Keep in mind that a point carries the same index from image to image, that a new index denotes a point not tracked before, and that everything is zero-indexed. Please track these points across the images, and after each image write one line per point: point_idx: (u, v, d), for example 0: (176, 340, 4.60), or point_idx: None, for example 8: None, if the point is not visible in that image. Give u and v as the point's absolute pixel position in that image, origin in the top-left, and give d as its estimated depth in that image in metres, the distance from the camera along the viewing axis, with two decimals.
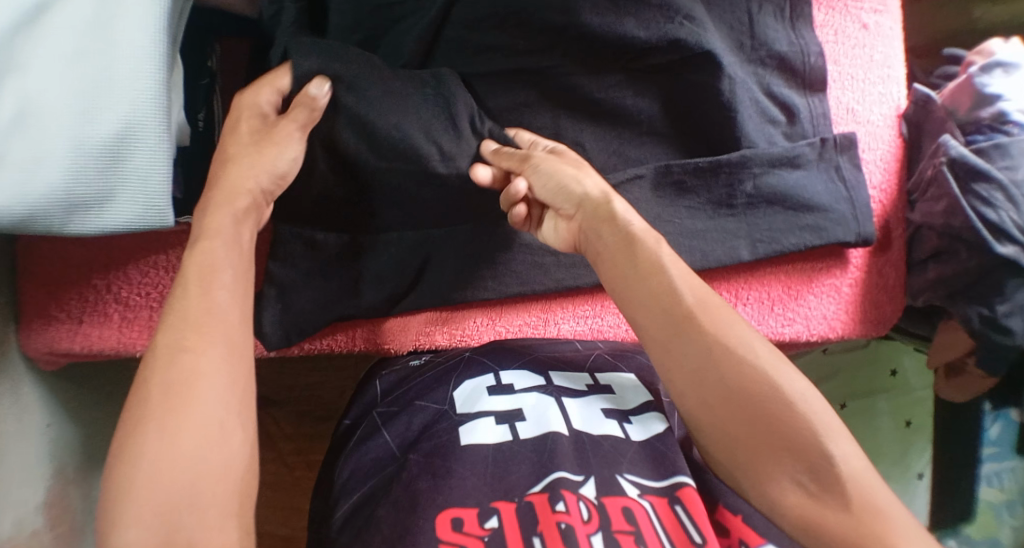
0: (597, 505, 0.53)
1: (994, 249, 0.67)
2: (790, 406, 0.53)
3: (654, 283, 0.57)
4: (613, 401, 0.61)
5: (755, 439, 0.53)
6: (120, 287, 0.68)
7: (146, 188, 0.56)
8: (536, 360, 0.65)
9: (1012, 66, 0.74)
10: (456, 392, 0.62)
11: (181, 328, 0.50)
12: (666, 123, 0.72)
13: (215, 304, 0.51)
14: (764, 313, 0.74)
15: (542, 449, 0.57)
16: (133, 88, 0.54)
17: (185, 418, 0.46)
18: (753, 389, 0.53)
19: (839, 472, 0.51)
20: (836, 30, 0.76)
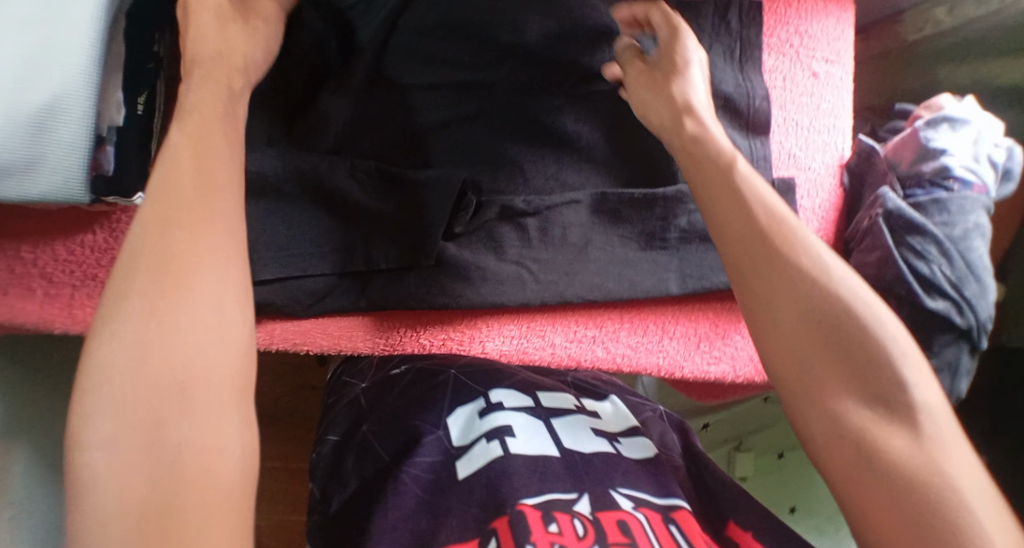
0: (592, 520, 0.56)
1: (923, 302, 0.68)
2: (861, 340, 0.53)
3: (742, 217, 0.57)
4: (600, 425, 0.68)
5: (817, 370, 0.53)
6: (46, 261, 0.69)
7: (68, 162, 0.56)
8: (524, 383, 0.72)
9: (959, 121, 0.74)
10: (451, 417, 0.67)
11: (175, 205, 0.47)
12: (604, 152, 0.73)
13: (209, 233, 0.47)
14: (689, 349, 0.75)
15: (534, 465, 0.60)
16: (69, 63, 0.55)
17: (190, 238, 0.46)
18: (830, 315, 0.54)
19: (911, 402, 0.51)
20: (785, 77, 0.76)
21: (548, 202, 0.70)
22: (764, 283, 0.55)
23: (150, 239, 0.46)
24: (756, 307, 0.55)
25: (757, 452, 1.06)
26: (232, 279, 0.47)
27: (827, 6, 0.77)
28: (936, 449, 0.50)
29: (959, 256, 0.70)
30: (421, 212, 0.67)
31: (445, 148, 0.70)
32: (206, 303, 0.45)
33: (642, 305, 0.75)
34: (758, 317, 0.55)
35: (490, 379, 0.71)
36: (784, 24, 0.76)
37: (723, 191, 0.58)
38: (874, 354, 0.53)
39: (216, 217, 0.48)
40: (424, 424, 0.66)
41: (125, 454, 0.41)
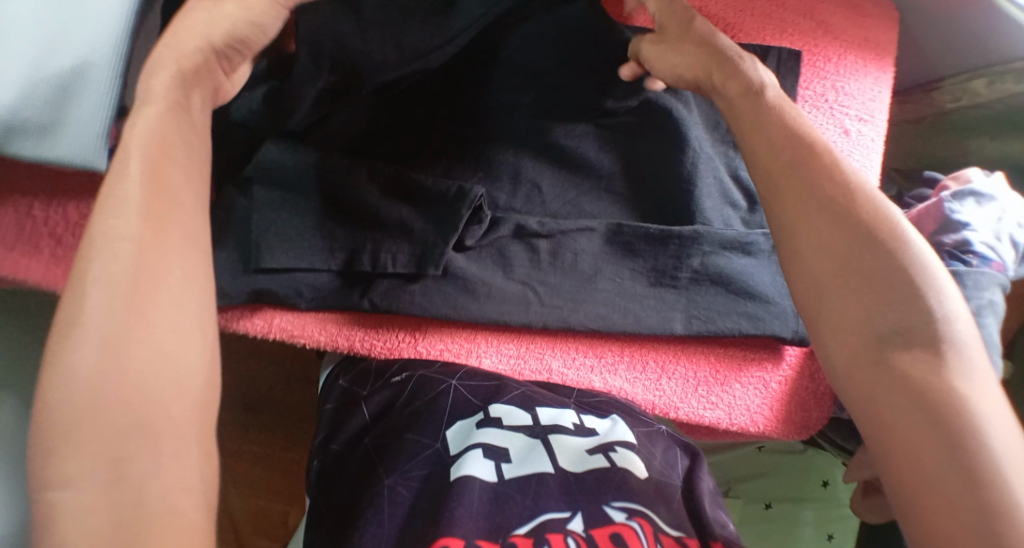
0: (585, 538, 0.54)
1: None
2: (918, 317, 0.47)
3: (774, 116, 0.56)
4: (597, 440, 0.64)
5: (856, 298, 0.49)
6: (57, 222, 0.69)
7: (86, 128, 0.56)
8: (523, 397, 0.68)
9: (985, 197, 0.74)
10: (450, 432, 0.64)
11: (122, 213, 0.45)
12: (620, 182, 0.72)
13: (164, 253, 0.45)
14: (687, 391, 0.74)
15: (528, 487, 0.59)
16: (97, 32, 0.55)
17: (149, 249, 0.44)
18: (890, 284, 0.48)
19: (948, 332, 0.47)
20: (817, 130, 0.75)
21: (561, 226, 0.70)
22: (821, 252, 0.50)
23: (103, 249, 0.44)
24: (823, 277, 0.50)
25: (745, 500, 1.02)
26: (193, 302, 0.45)
27: (867, 66, 0.77)
28: (971, 385, 0.45)
29: None
30: (440, 228, 0.67)
31: (471, 161, 0.70)
32: (156, 325, 0.43)
33: (643, 341, 0.74)
34: (792, 243, 0.52)
35: (490, 394, 0.67)
36: (821, 78, 0.76)
37: (792, 163, 0.53)
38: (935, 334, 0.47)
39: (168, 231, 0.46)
40: (421, 437, 0.63)
41: (89, 486, 0.39)
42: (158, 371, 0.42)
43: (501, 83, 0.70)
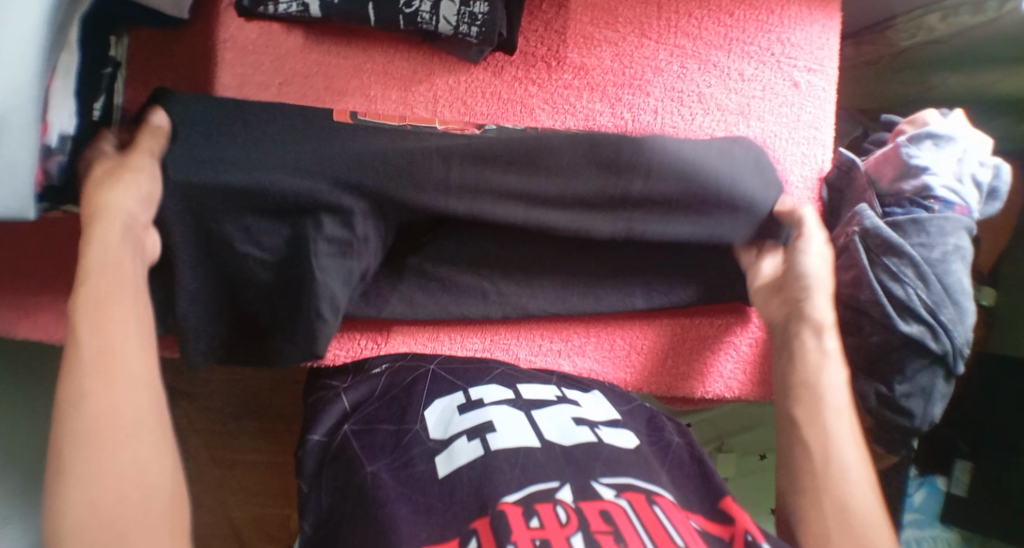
0: (574, 509, 0.51)
1: (897, 327, 0.67)
2: (836, 471, 0.57)
3: (805, 325, 0.64)
4: (581, 413, 0.63)
5: (794, 462, 0.59)
6: (6, 269, 0.67)
7: (11, 177, 0.54)
8: (502, 377, 0.68)
9: (943, 138, 0.70)
10: (428, 412, 0.63)
11: (88, 310, 0.49)
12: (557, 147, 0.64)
13: (118, 326, 0.49)
14: (658, 366, 0.74)
15: (515, 459, 0.56)
16: (10, 72, 0.52)
17: (113, 329, 0.49)
18: (824, 490, 0.57)
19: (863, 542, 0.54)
20: (765, 86, 0.73)
21: (480, 187, 0.58)
22: (793, 410, 0.61)
23: (90, 335, 0.48)
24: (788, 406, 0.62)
25: (739, 453, 1.01)
26: (149, 386, 0.49)
27: (812, 15, 0.74)
28: None
29: (936, 279, 0.68)
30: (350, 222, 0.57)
31: (366, 137, 0.58)
32: (106, 406, 0.46)
33: (609, 319, 0.73)
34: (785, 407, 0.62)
35: (470, 376, 0.67)
36: (765, 33, 0.73)
37: (795, 404, 0.61)
38: (877, 542, 0.55)
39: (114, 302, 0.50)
40: (399, 425, 0.63)
41: None
42: (137, 427, 0.47)
43: (445, 76, 0.70)
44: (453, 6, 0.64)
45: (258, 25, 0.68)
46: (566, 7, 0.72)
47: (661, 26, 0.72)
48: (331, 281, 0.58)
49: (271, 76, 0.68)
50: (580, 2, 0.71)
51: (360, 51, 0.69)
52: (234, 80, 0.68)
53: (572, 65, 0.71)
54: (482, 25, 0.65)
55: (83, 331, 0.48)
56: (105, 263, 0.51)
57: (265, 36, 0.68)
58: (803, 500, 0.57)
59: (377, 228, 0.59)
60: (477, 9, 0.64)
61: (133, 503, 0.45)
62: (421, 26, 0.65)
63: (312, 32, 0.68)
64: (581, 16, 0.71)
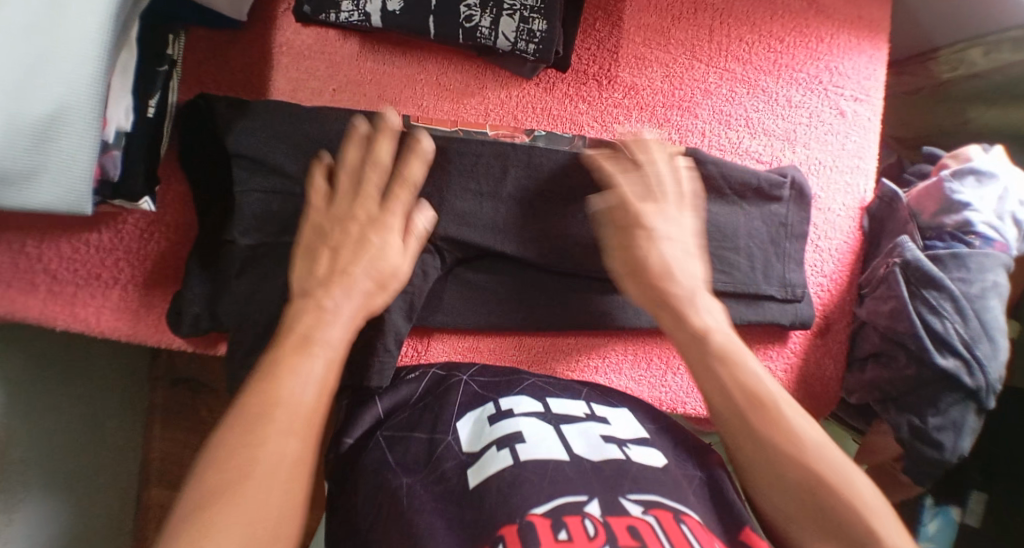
0: (603, 523, 0.51)
1: (934, 361, 0.67)
2: (791, 429, 0.53)
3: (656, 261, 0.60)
4: (611, 429, 0.62)
5: (742, 438, 0.54)
6: (51, 257, 0.67)
7: (69, 172, 0.54)
8: (533, 388, 0.66)
9: (986, 175, 0.71)
10: (460, 423, 0.62)
11: (310, 288, 0.53)
12: (587, 183, 0.67)
13: (327, 320, 0.52)
14: (692, 386, 0.74)
15: (544, 471, 0.55)
16: (75, 71, 0.52)
17: (323, 316, 0.52)
18: (782, 463, 0.52)
19: (854, 504, 0.50)
20: (812, 113, 0.74)
21: (529, 230, 0.67)
22: (709, 373, 0.56)
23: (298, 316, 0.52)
24: (694, 366, 0.57)
25: None
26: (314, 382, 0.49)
27: (860, 44, 0.75)
28: None
29: (974, 315, 0.69)
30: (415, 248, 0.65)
31: (443, 164, 0.65)
32: (234, 544, 0.41)
33: (646, 338, 0.74)
34: (699, 370, 0.56)
35: (503, 387, 0.66)
36: (814, 60, 0.74)
37: (700, 363, 0.57)
38: (838, 483, 0.51)
39: (296, 385, 0.48)
40: (431, 435, 0.61)
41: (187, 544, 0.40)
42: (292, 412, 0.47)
43: (497, 90, 0.70)
44: (512, 22, 0.65)
45: (315, 30, 0.68)
46: (619, 26, 0.72)
47: (712, 50, 0.73)
48: (395, 316, 0.65)
49: (325, 82, 0.68)
50: (633, 22, 0.72)
51: (414, 62, 0.69)
52: (289, 84, 0.68)
53: (622, 84, 0.72)
54: (540, 42, 0.65)
55: (259, 388, 0.47)
56: (287, 389, 0.48)
57: (321, 42, 0.68)
58: (767, 488, 0.52)
59: (439, 266, 0.66)
60: (536, 27, 0.65)
61: (280, 475, 0.44)
62: (480, 41, 0.66)
63: (367, 39, 0.69)
64: (633, 36, 0.72)
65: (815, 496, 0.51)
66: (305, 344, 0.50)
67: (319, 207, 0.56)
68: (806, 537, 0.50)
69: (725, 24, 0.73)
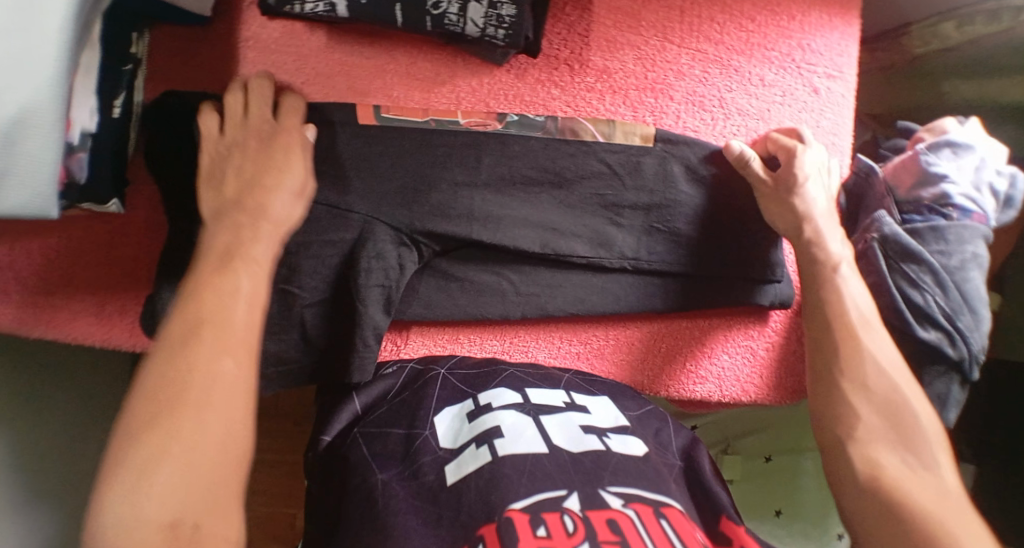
0: (582, 519, 0.51)
1: (915, 333, 0.68)
2: (865, 351, 0.62)
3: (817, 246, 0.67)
4: (590, 420, 0.62)
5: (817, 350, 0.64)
6: (23, 264, 0.66)
7: (35, 174, 0.53)
8: (512, 380, 0.66)
9: (962, 147, 0.71)
10: (439, 416, 0.62)
11: (237, 216, 0.56)
12: (575, 164, 0.68)
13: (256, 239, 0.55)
14: (676, 369, 0.74)
15: (523, 466, 0.55)
16: (35, 72, 0.51)
17: (252, 240, 0.55)
18: (880, 382, 0.60)
19: (917, 423, 0.58)
20: (786, 91, 0.74)
21: (507, 218, 0.66)
22: (826, 315, 0.64)
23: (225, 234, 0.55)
24: (811, 303, 0.66)
25: (745, 457, 0.98)
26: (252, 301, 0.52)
27: (833, 21, 0.74)
28: (944, 492, 0.53)
29: (955, 287, 0.69)
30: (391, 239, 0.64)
31: (413, 157, 0.65)
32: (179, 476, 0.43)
33: (628, 322, 0.73)
34: (813, 304, 0.65)
35: (482, 381, 0.66)
36: (787, 38, 0.73)
37: (842, 331, 0.63)
38: (902, 404, 0.59)
39: (232, 303, 0.51)
40: (409, 430, 0.61)
41: (124, 471, 0.43)
42: (228, 333, 0.49)
43: (469, 78, 0.70)
44: (481, 8, 0.64)
45: (281, 23, 0.67)
46: (589, 10, 0.71)
47: (684, 30, 0.72)
48: (373, 310, 0.65)
49: (294, 76, 0.67)
50: (603, 5, 0.71)
51: (383, 52, 0.69)
52: None
53: (594, 68, 0.71)
54: (509, 28, 0.65)
55: (193, 310, 0.50)
56: (221, 311, 0.50)
57: (288, 35, 0.67)
58: (841, 407, 0.59)
59: (417, 259, 0.66)
60: (504, 12, 0.64)
61: (218, 391, 0.47)
62: (448, 28, 0.65)
63: (335, 31, 0.68)
64: (604, 19, 0.71)
65: (881, 403, 0.59)
66: (226, 261, 0.53)
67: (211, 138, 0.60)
68: (878, 451, 0.57)
69: (696, 4, 0.72)
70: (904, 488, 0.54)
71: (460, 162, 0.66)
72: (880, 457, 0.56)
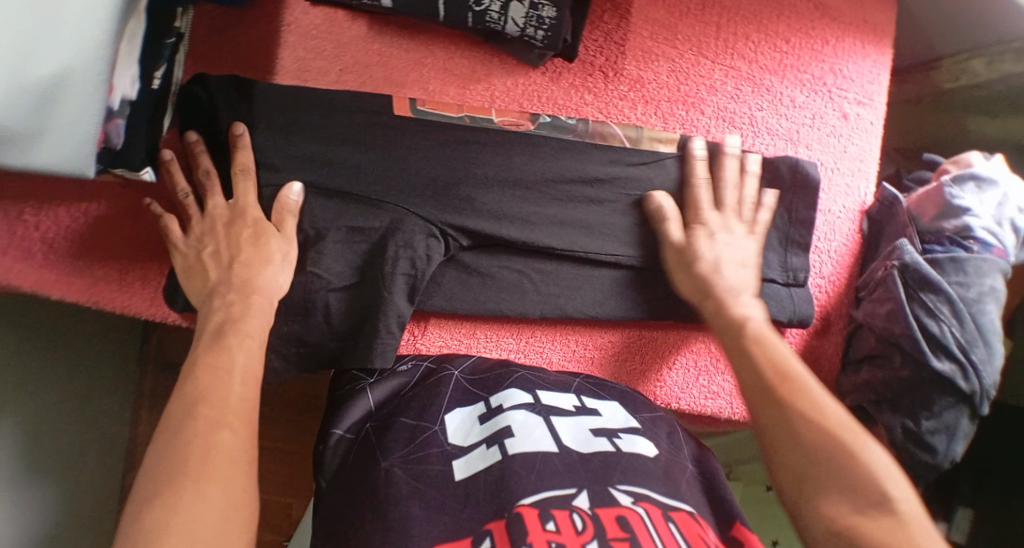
0: (591, 516, 0.51)
1: (930, 363, 0.67)
2: (809, 391, 0.56)
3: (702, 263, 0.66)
4: (601, 423, 0.62)
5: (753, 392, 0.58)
6: (48, 226, 0.67)
7: (72, 134, 0.55)
8: (523, 381, 0.66)
9: (985, 181, 0.72)
10: (448, 417, 0.61)
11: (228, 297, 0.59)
12: (609, 163, 0.69)
13: (248, 318, 0.58)
14: (688, 380, 0.73)
15: (533, 464, 0.55)
16: (84, 35, 0.52)
17: (246, 312, 0.58)
18: (814, 433, 0.53)
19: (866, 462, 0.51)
20: (815, 114, 0.74)
21: (536, 217, 0.67)
22: (740, 353, 0.61)
23: (217, 324, 0.57)
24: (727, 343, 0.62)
25: (747, 482, 1.00)
26: (227, 389, 0.52)
27: (865, 49, 0.75)
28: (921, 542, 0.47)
29: (970, 318, 0.69)
30: (420, 228, 0.65)
31: (443, 151, 0.66)
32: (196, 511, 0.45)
33: (643, 329, 0.73)
34: (732, 343, 0.62)
35: (494, 382, 0.65)
36: (819, 62, 0.74)
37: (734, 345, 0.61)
38: (840, 435, 0.53)
39: (219, 390, 0.52)
40: (418, 421, 0.61)
41: None
42: (218, 414, 0.50)
43: (503, 78, 0.70)
44: (522, 8, 0.65)
45: (323, 11, 0.68)
46: (627, 20, 0.72)
47: (718, 46, 0.73)
48: (397, 297, 0.65)
49: (332, 63, 0.68)
50: (641, 16, 0.72)
51: (421, 46, 0.70)
52: (296, 63, 0.67)
53: (628, 77, 0.72)
54: (549, 29, 0.66)
55: (182, 406, 0.50)
56: (218, 395, 0.51)
57: (330, 23, 0.68)
58: (798, 457, 0.53)
59: (443, 251, 0.66)
60: (545, 14, 0.66)
61: (216, 471, 0.47)
62: (488, 26, 0.66)
63: (376, 22, 0.69)
64: (641, 30, 0.72)
65: (823, 460, 0.52)
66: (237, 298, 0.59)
67: (216, 220, 0.62)
68: (830, 500, 0.50)
69: (732, 22, 0.73)
70: (880, 524, 0.48)
71: (492, 158, 0.67)
72: (837, 515, 0.50)
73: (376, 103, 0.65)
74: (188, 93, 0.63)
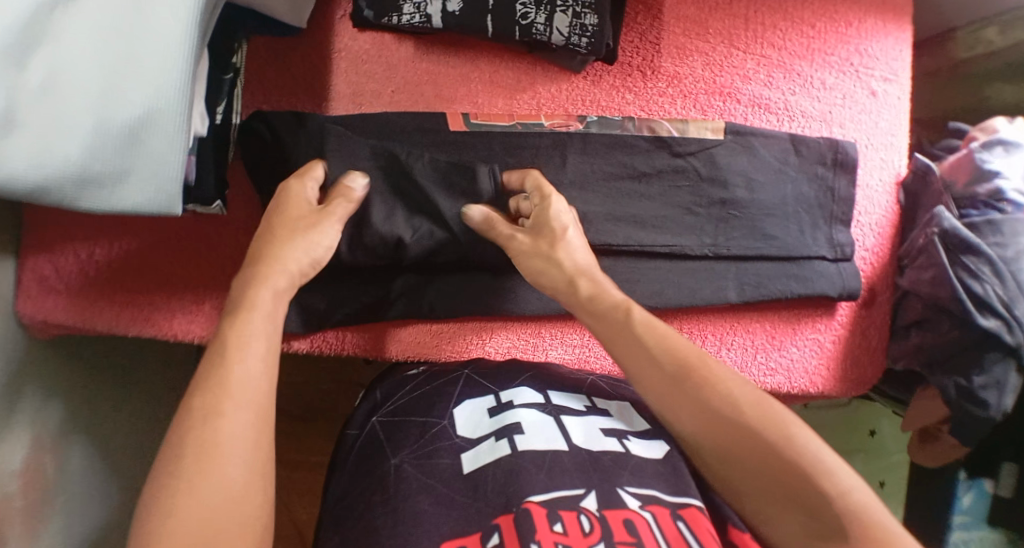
0: (598, 518, 0.50)
1: (978, 322, 0.70)
2: (725, 394, 0.52)
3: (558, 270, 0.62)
4: (613, 422, 0.61)
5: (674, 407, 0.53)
6: (122, 266, 0.69)
7: (159, 174, 0.56)
8: (535, 378, 0.65)
9: (1013, 145, 0.75)
10: (458, 410, 0.62)
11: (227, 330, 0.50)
12: (658, 156, 0.72)
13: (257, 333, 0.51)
14: (747, 359, 0.76)
15: (542, 462, 0.55)
16: (161, 74, 0.54)
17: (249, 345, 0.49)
18: (749, 439, 0.50)
19: (813, 470, 0.48)
20: (846, 94, 0.77)
21: (594, 215, 0.70)
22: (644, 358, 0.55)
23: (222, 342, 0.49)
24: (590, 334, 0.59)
25: None
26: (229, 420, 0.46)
27: (888, 26, 0.78)
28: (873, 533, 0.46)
29: (1011, 276, 0.72)
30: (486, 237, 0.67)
31: (501, 161, 0.69)
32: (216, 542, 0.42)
33: (702, 315, 0.76)
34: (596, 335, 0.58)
35: (501, 377, 0.65)
36: (845, 43, 0.77)
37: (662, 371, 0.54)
38: (770, 441, 0.50)
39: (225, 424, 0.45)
40: (427, 419, 0.61)
41: None
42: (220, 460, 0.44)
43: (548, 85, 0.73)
44: (565, 18, 0.68)
45: (371, 35, 0.71)
46: (660, 19, 0.75)
47: (749, 37, 0.76)
48: None
49: (384, 85, 0.71)
50: (673, 14, 0.75)
51: (467, 61, 0.72)
52: (350, 88, 0.71)
53: (666, 74, 0.75)
54: (591, 36, 0.69)
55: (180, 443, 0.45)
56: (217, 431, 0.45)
57: (378, 46, 0.71)
58: (742, 483, 0.50)
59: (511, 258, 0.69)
60: (587, 22, 0.69)
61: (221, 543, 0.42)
62: (535, 37, 0.69)
63: (421, 42, 0.72)
64: (674, 28, 0.75)
65: (770, 480, 0.49)
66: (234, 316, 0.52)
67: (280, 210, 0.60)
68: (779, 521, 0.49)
69: (760, 12, 0.76)
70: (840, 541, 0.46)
71: (546, 163, 0.70)
72: (792, 532, 0.48)
73: (433, 121, 0.68)
74: (258, 127, 0.66)
